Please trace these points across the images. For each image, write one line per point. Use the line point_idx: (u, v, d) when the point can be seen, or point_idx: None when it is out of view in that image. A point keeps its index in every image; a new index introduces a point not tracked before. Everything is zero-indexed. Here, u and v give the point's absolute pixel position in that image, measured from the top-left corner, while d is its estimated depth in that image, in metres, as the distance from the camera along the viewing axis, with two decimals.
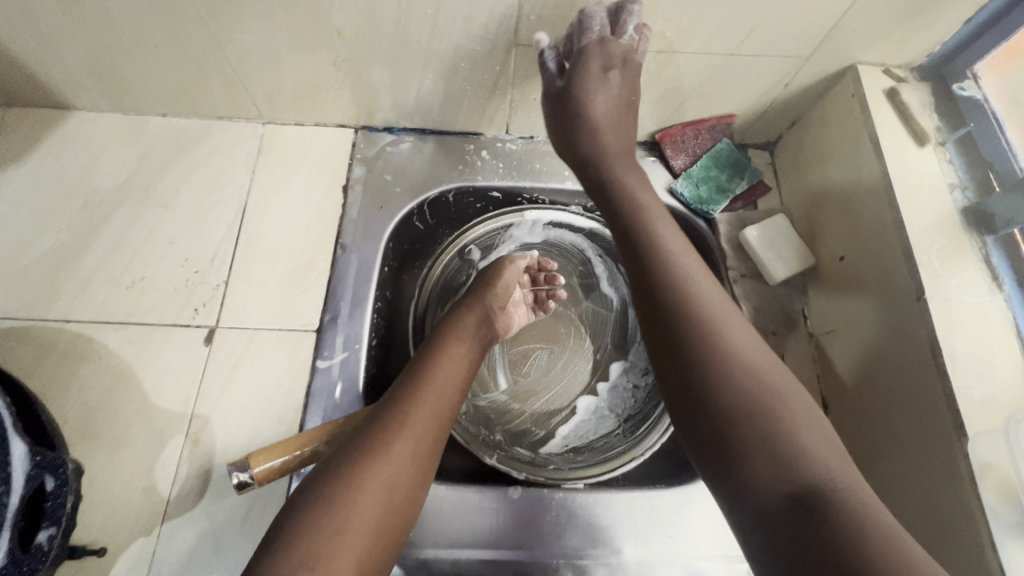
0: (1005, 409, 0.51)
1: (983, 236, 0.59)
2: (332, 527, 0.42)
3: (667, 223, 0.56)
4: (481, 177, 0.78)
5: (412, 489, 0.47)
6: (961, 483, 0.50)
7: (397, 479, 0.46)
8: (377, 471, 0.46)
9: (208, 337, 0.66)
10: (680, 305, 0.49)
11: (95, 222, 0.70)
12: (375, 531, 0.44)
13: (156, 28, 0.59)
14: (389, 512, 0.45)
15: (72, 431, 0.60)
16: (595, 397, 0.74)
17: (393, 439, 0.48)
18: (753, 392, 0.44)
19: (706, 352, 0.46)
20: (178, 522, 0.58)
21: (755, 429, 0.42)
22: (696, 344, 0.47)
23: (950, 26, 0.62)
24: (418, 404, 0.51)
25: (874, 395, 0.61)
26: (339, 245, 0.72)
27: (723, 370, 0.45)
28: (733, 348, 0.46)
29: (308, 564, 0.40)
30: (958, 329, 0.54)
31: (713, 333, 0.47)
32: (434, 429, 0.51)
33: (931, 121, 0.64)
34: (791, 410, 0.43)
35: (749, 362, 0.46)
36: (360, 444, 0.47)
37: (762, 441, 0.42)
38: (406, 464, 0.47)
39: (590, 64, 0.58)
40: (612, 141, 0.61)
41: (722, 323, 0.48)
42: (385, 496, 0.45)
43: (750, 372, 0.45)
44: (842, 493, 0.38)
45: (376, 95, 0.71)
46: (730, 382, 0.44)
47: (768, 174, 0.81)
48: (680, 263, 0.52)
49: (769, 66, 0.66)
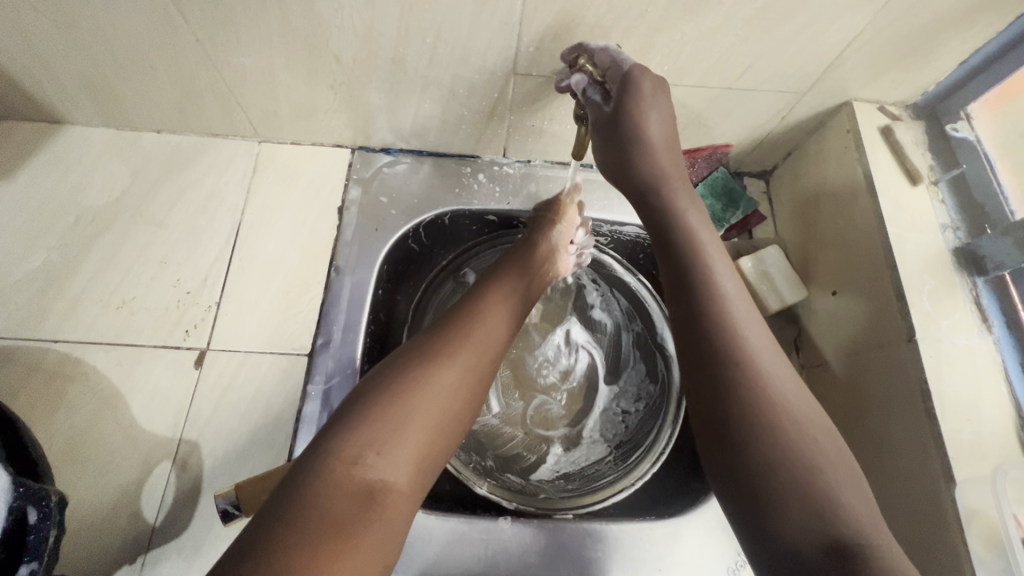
0: (993, 455, 0.52)
1: (974, 277, 0.59)
2: (396, 421, 0.43)
3: (713, 245, 0.52)
4: (477, 201, 0.77)
5: (467, 404, 0.48)
6: (948, 527, 0.51)
7: (458, 390, 0.47)
8: (441, 377, 0.47)
9: (199, 360, 0.65)
10: (725, 341, 0.46)
11: (86, 240, 0.69)
12: (433, 433, 0.45)
13: (153, 49, 0.59)
14: (450, 420, 0.46)
15: (57, 456, 0.60)
16: (586, 423, 0.77)
17: (459, 354, 0.49)
18: (790, 436, 0.43)
19: (744, 392, 0.44)
20: (164, 550, 0.57)
21: (789, 470, 0.41)
22: (736, 385, 0.45)
23: (945, 68, 0.62)
24: (483, 328, 0.53)
25: (863, 431, 0.61)
26: (333, 267, 0.71)
27: (766, 415, 0.43)
28: (775, 393, 0.44)
29: (374, 447, 0.41)
30: (949, 372, 0.54)
31: (758, 373, 0.45)
32: (495, 350, 0.52)
33: (924, 161, 0.65)
34: (824, 456, 0.42)
35: (788, 405, 0.44)
36: (425, 354, 0.48)
37: (798, 490, 0.41)
38: (468, 377, 0.48)
39: (642, 84, 0.53)
40: (665, 157, 0.55)
41: (765, 363, 0.46)
42: (447, 407, 0.46)
43: (788, 417, 0.43)
44: (871, 549, 0.38)
45: (373, 118, 0.70)
46: (767, 424, 0.43)
47: (763, 204, 0.81)
48: (724, 291, 0.49)
49: (765, 101, 0.66)
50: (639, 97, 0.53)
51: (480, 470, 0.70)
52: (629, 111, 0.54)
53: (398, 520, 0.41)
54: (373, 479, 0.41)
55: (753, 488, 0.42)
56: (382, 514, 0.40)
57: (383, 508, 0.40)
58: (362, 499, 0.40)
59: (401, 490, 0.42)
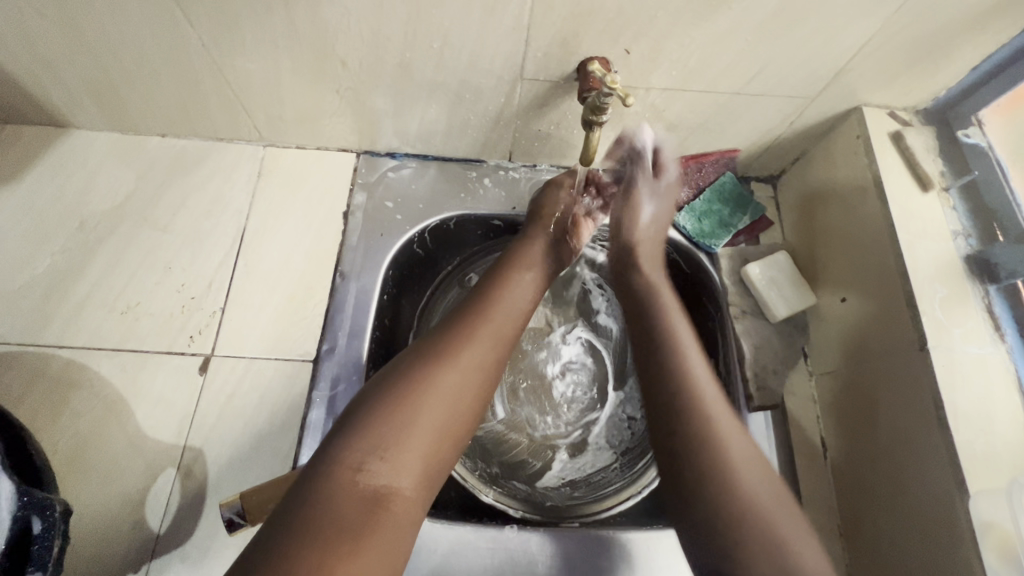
0: (1008, 466, 0.51)
1: (986, 285, 0.59)
2: (404, 424, 0.43)
3: (679, 319, 0.59)
4: (483, 206, 0.77)
5: (474, 400, 0.48)
6: (962, 539, 0.50)
7: (464, 388, 0.47)
8: (444, 378, 0.46)
9: (203, 366, 0.65)
10: (684, 399, 0.51)
11: (90, 245, 0.69)
12: (438, 437, 0.45)
13: (159, 54, 0.59)
14: (455, 420, 0.46)
15: (61, 463, 0.59)
16: (592, 429, 0.77)
17: (462, 354, 0.49)
18: (749, 491, 0.46)
19: (703, 449, 0.48)
20: (168, 558, 0.57)
21: (753, 523, 0.44)
22: (694, 446, 0.48)
23: (956, 72, 0.62)
24: (486, 329, 0.52)
25: (875, 439, 0.60)
26: (338, 272, 0.71)
27: (727, 471, 0.47)
28: (734, 451, 0.48)
29: (376, 453, 0.41)
30: (961, 381, 0.54)
31: (717, 433, 0.49)
32: (501, 346, 0.52)
33: (935, 167, 0.65)
34: (779, 510, 0.45)
35: (748, 462, 0.48)
36: (430, 354, 0.48)
37: (760, 542, 0.43)
38: (474, 374, 0.48)
39: (656, 196, 0.68)
40: (654, 252, 0.67)
41: (724, 424, 0.50)
42: (454, 404, 0.46)
43: (749, 473, 0.47)
44: None
45: (379, 123, 0.70)
46: (729, 480, 0.46)
47: (771, 209, 0.81)
48: (687, 358, 0.54)
49: (774, 106, 0.66)
50: (649, 202, 0.68)
51: (486, 477, 0.71)
52: (637, 211, 0.68)
53: (406, 526, 0.41)
54: (378, 485, 0.40)
55: (719, 538, 0.45)
56: (386, 520, 0.40)
57: (389, 514, 0.40)
58: (369, 505, 0.40)
59: (406, 495, 0.42)
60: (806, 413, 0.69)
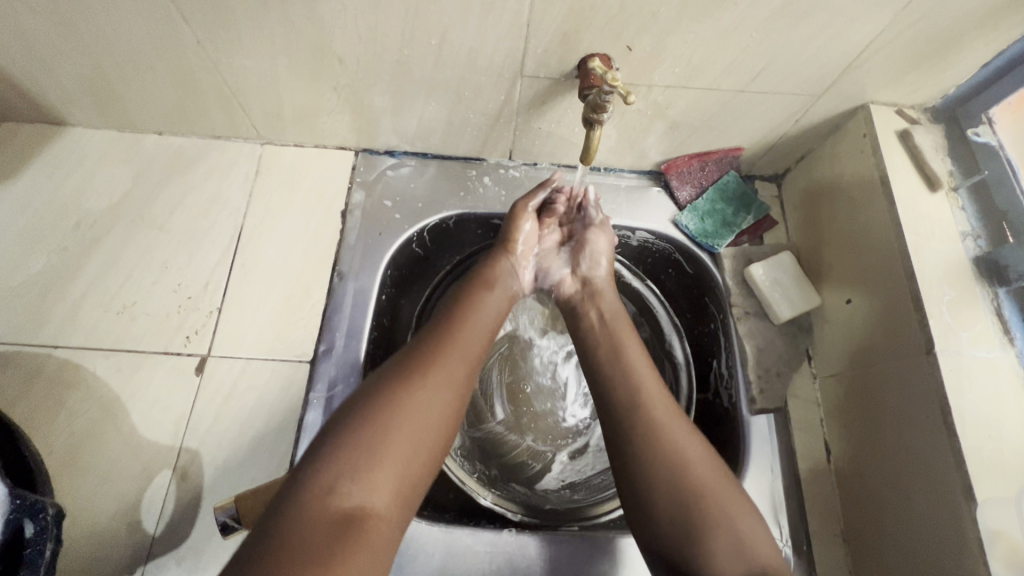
0: (1015, 474, 0.50)
1: (995, 287, 0.58)
2: (374, 447, 0.43)
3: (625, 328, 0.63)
4: (482, 204, 0.76)
5: (443, 424, 0.48)
6: (969, 548, 0.49)
7: (432, 411, 0.48)
8: (409, 403, 0.47)
9: (200, 367, 0.64)
10: (628, 399, 0.55)
11: (87, 244, 0.68)
12: (410, 460, 0.45)
13: (155, 52, 0.58)
14: (423, 444, 0.46)
15: (57, 464, 0.59)
16: (593, 431, 0.76)
17: (430, 376, 0.50)
18: (703, 483, 0.49)
19: (653, 443, 0.51)
20: (163, 561, 0.57)
21: (714, 516, 0.47)
22: (652, 457, 0.51)
23: (967, 69, 0.60)
24: (451, 352, 0.53)
25: (880, 445, 0.59)
26: (336, 272, 0.70)
27: (679, 461, 0.50)
28: (685, 444, 0.51)
29: (349, 475, 0.42)
30: (968, 387, 0.53)
31: (665, 429, 0.52)
32: (466, 369, 0.53)
33: (944, 166, 0.63)
34: (736, 503, 0.49)
35: (702, 457, 0.51)
36: (396, 379, 0.49)
37: (716, 532, 0.47)
38: (441, 398, 0.49)
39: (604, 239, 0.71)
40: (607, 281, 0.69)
41: (669, 420, 0.53)
42: (422, 427, 0.46)
43: (701, 465, 0.50)
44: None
45: (377, 120, 0.69)
46: (682, 470, 0.49)
47: (775, 208, 0.79)
48: (631, 361, 0.59)
49: (780, 104, 0.64)
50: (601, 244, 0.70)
51: (484, 480, 0.70)
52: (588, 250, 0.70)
53: (384, 543, 0.41)
54: (353, 506, 0.41)
55: (683, 537, 0.48)
56: (364, 539, 0.39)
57: (366, 532, 0.40)
58: (347, 525, 0.40)
59: (383, 514, 0.42)
60: (809, 417, 0.68)
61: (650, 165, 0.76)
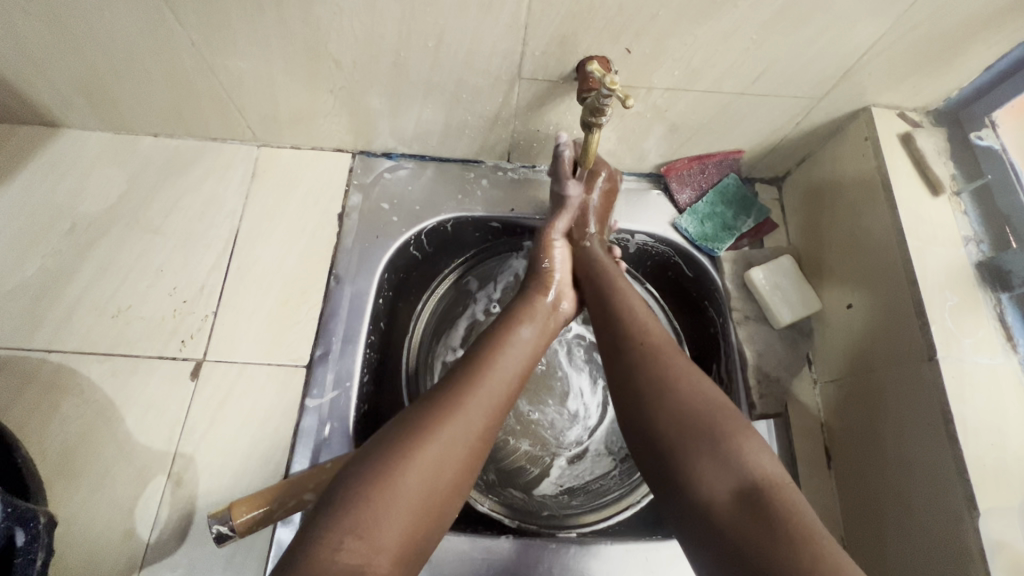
0: (1018, 482, 0.49)
1: (998, 293, 0.57)
2: (380, 503, 0.41)
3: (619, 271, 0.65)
4: (480, 207, 0.75)
5: (457, 478, 0.46)
6: (971, 558, 0.49)
7: (448, 464, 0.45)
8: (426, 455, 0.44)
9: (195, 371, 0.64)
10: (619, 325, 0.57)
11: (82, 248, 0.68)
12: (419, 514, 0.43)
13: (149, 53, 0.57)
14: (431, 501, 0.44)
15: (50, 470, 0.58)
16: (591, 436, 0.76)
17: (444, 432, 0.46)
18: (686, 394, 0.48)
19: (644, 357, 0.52)
20: (156, 568, 0.56)
21: (692, 420, 0.46)
22: (639, 368, 0.51)
23: (970, 72, 0.60)
24: (479, 394, 0.50)
25: (881, 452, 0.59)
26: (332, 275, 0.70)
27: (662, 374, 0.50)
28: (670, 358, 0.52)
29: (355, 532, 0.40)
30: (970, 395, 0.52)
31: (650, 346, 0.53)
32: (491, 418, 0.49)
33: (946, 170, 0.63)
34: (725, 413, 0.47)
35: (685, 368, 0.51)
36: (413, 428, 0.46)
37: (697, 432, 0.46)
38: (459, 450, 0.46)
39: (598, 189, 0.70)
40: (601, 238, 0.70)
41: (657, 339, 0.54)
42: (436, 484, 0.44)
43: (682, 376, 0.50)
44: (775, 492, 0.42)
45: (375, 122, 0.68)
46: (666, 382, 0.49)
47: (775, 211, 0.78)
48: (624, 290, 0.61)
49: (781, 106, 0.64)
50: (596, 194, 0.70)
51: (481, 485, 0.69)
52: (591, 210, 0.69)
53: None
54: (354, 564, 0.39)
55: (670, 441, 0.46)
56: None
57: None
58: None
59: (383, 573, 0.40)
60: (809, 423, 0.68)
61: (649, 168, 0.76)
